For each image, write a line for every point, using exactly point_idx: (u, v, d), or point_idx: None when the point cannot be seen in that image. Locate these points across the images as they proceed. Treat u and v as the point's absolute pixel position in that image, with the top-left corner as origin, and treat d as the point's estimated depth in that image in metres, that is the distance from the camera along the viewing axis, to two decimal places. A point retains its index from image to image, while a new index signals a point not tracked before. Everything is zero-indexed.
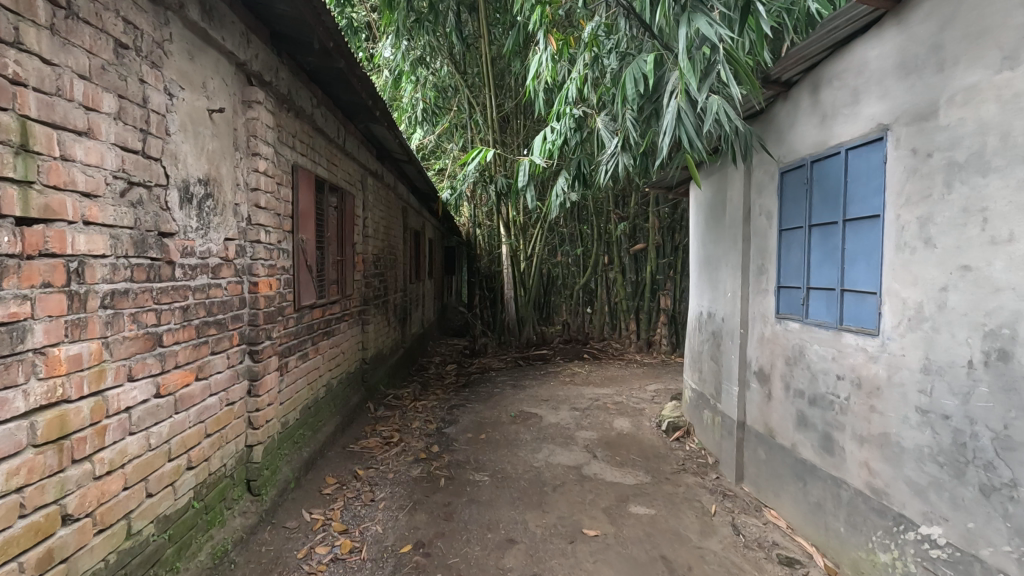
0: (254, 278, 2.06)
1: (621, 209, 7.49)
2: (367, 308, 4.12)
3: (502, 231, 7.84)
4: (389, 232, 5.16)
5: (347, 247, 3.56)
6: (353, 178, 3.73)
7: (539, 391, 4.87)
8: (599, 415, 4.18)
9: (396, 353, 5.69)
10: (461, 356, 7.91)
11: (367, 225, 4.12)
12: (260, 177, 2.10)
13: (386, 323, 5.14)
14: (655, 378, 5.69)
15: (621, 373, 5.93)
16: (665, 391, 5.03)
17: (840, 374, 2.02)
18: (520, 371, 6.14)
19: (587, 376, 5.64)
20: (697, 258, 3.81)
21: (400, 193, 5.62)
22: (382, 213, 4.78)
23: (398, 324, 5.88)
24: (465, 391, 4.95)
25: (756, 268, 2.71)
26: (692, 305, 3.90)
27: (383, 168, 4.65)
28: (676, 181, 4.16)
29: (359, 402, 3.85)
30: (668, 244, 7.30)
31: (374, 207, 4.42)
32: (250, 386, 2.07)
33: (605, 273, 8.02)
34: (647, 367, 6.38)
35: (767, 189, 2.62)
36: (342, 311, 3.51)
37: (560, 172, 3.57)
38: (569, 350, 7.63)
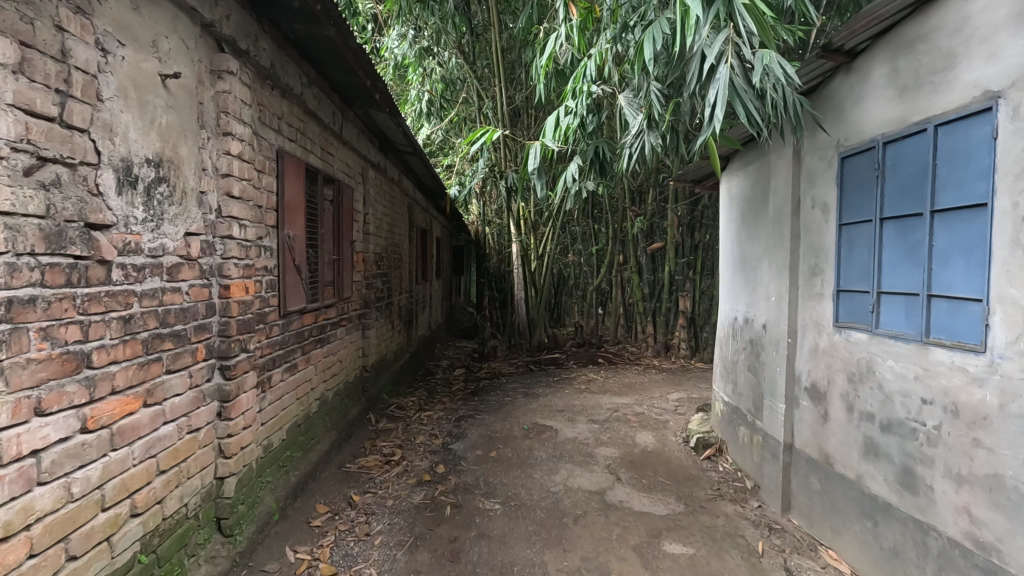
0: (224, 280, 1.74)
1: (638, 206, 7.12)
2: (368, 312, 3.80)
3: (513, 229, 7.51)
4: (392, 230, 4.84)
5: (344, 244, 3.24)
6: (351, 169, 3.41)
7: (553, 400, 4.52)
8: (620, 428, 3.84)
9: (400, 357, 5.38)
10: (469, 359, 7.59)
11: (367, 222, 3.80)
12: (233, 162, 1.77)
13: (391, 327, 4.84)
14: (676, 385, 5.33)
15: (639, 380, 5.58)
16: (689, 400, 4.67)
17: (927, 398, 1.68)
18: (532, 376, 5.80)
19: (604, 383, 5.29)
20: (729, 257, 3.46)
21: (405, 189, 5.30)
22: (385, 209, 4.46)
23: (404, 327, 5.57)
24: (474, 400, 4.62)
25: (808, 269, 2.36)
26: (722, 310, 3.57)
27: (386, 161, 4.34)
28: (704, 172, 3.84)
29: (358, 415, 3.53)
30: (688, 243, 6.90)
31: (376, 202, 4.09)
32: (221, 408, 1.76)
33: (620, 273, 7.66)
34: (667, 374, 6.02)
35: (822, 178, 2.27)
36: (339, 315, 3.20)
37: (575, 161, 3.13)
38: (582, 353, 7.29)
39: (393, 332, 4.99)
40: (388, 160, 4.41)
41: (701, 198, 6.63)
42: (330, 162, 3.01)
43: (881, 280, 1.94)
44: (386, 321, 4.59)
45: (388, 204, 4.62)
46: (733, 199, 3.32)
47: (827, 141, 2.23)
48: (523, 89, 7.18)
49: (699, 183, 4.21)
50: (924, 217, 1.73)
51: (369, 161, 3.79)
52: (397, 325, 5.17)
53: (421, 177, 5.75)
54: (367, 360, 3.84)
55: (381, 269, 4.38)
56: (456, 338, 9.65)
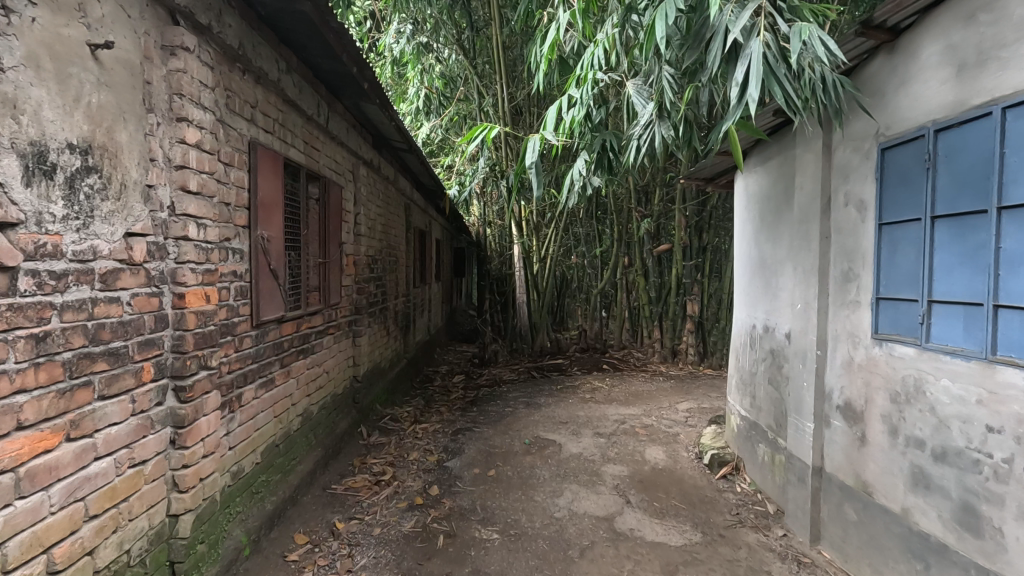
0: (178, 288, 1.51)
1: (644, 206, 6.88)
2: (359, 318, 3.57)
3: (514, 231, 7.27)
4: (387, 231, 4.60)
5: (331, 247, 3.01)
6: (340, 166, 3.19)
7: (556, 411, 4.28)
8: (628, 443, 3.60)
9: (396, 365, 5.15)
10: (470, 365, 7.36)
11: (359, 223, 3.57)
12: (189, 151, 1.54)
13: (386, 333, 4.61)
14: (685, 394, 5.09)
15: (646, 388, 5.34)
16: (700, 411, 4.43)
17: (996, 426, 1.45)
18: (534, 384, 5.56)
19: (609, 392, 5.05)
20: (744, 260, 3.23)
21: (401, 188, 5.06)
22: (379, 209, 4.23)
23: (400, 333, 5.34)
24: (473, 410, 4.38)
25: (841, 274, 2.13)
26: (737, 316, 3.34)
27: (379, 158, 4.11)
28: (717, 171, 3.63)
29: (347, 429, 3.30)
30: (696, 244, 6.63)
31: (368, 202, 3.86)
32: (174, 435, 1.52)
33: (626, 276, 7.41)
34: (675, 381, 5.78)
35: (857, 173, 2.04)
36: (326, 323, 2.98)
37: (579, 155, 2.87)
38: (586, 359, 7.05)
39: (389, 338, 4.76)
40: (382, 158, 4.18)
41: (709, 199, 6.38)
42: (315, 157, 2.78)
43: (932, 288, 1.70)
44: (380, 328, 4.36)
45: (382, 204, 4.39)
46: (750, 197, 3.09)
47: (864, 131, 1.99)
48: (525, 86, 6.95)
49: (711, 181, 3.97)
50: (989, 216, 1.50)
51: (360, 158, 3.56)
52: (392, 331, 4.93)
53: (417, 176, 5.52)
54: (359, 369, 3.61)
55: (375, 272, 4.16)
56: (456, 342, 9.43)
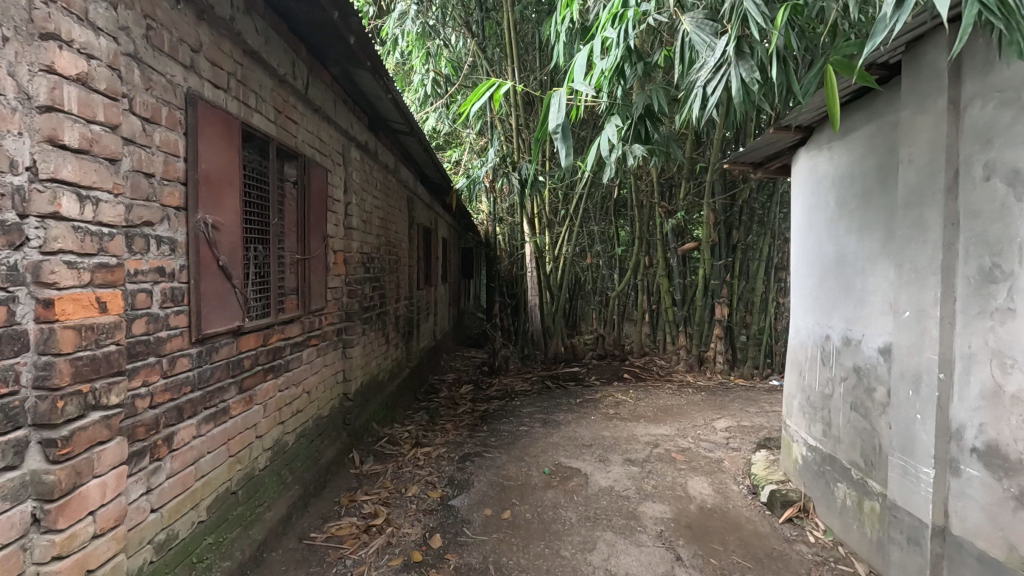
0: (46, 292, 1.00)
1: (668, 201, 6.35)
2: (352, 326, 3.07)
3: (526, 228, 6.74)
4: (386, 226, 4.10)
5: (314, 240, 2.50)
6: (326, 143, 2.69)
7: (578, 430, 3.76)
8: (665, 473, 3.07)
9: (397, 376, 4.63)
10: (479, 373, 6.84)
11: (352, 213, 3.08)
12: (67, 89, 1.04)
13: (385, 341, 4.10)
14: (720, 409, 4.55)
15: (675, 401, 4.80)
16: (741, 431, 3.89)
17: None
18: (550, 396, 5.04)
19: (635, 406, 4.52)
20: (808, 258, 2.69)
21: (402, 179, 4.56)
22: (376, 200, 3.73)
23: (402, 340, 4.83)
24: (483, 428, 3.87)
25: (975, 273, 1.59)
26: (797, 324, 2.81)
27: (375, 142, 3.60)
28: (771, 153, 3.10)
29: (335, 457, 2.79)
30: (725, 243, 6.12)
31: (363, 190, 3.36)
32: (39, 514, 1.01)
33: (647, 277, 6.88)
34: (705, 393, 5.23)
35: (1006, 135, 1.51)
36: (307, 332, 2.48)
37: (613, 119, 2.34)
38: (605, 367, 6.52)
39: (388, 346, 4.26)
40: (378, 142, 3.68)
41: (740, 193, 5.87)
42: (291, 128, 2.28)
43: None
44: (378, 334, 3.86)
45: (381, 195, 3.89)
46: (818, 181, 2.55)
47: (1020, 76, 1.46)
48: (539, 73, 6.42)
49: (758, 168, 3.42)
50: None
51: (352, 138, 3.06)
52: (393, 338, 4.42)
53: (421, 165, 5.03)
54: (352, 385, 3.12)
55: (371, 272, 3.65)
56: (464, 348, 8.90)
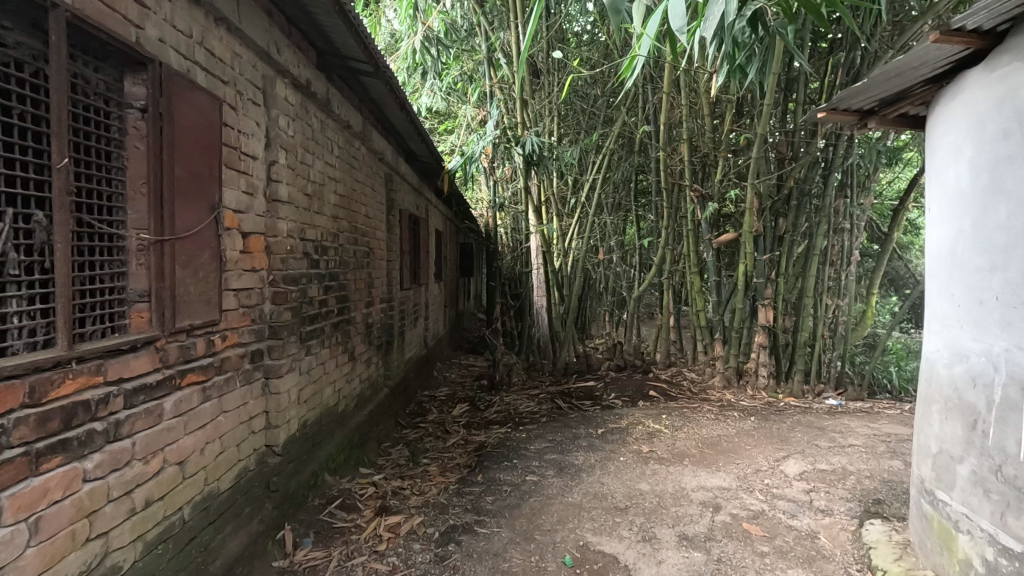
0: None
1: (703, 184, 5.35)
2: (282, 345, 2.10)
3: (532, 217, 5.80)
4: (350, 205, 3.12)
5: (189, 213, 1.50)
6: (221, 59, 1.70)
7: (605, 484, 2.80)
8: (743, 562, 2.08)
9: (370, 401, 3.66)
10: (477, 388, 5.85)
11: (282, 179, 2.10)
12: None
13: (348, 359, 3.12)
14: (781, 444, 3.56)
15: (721, 432, 3.81)
16: (823, 484, 2.90)
17: None
18: (563, 423, 4.05)
19: (672, 441, 3.55)
20: (978, 243, 1.72)
21: (373, 148, 3.57)
22: (330, 168, 2.76)
23: (378, 355, 3.85)
24: (478, 479, 2.90)
25: None
26: (955, 346, 1.82)
27: (326, 87, 2.62)
28: (897, 90, 2.17)
29: (243, 552, 1.82)
30: (771, 234, 5.16)
31: (303, 149, 2.37)
32: None
33: (674, 275, 5.88)
34: (755, 418, 4.23)
35: None
36: (180, 364, 1.50)
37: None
38: (626, 381, 5.52)
39: (355, 366, 3.27)
40: (330, 89, 2.70)
41: (791, 173, 4.95)
42: (125, 6, 1.29)
43: None
44: (336, 350, 2.89)
45: (338, 161, 2.91)
46: (1019, 115, 1.57)
47: None
48: (548, 36, 5.48)
49: (865, 123, 2.44)
50: None
51: (281, 67, 2.08)
52: (362, 354, 3.43)
53: (400, 132, 4.04)
54: (283, 432, 2.14)
55: (323, 266, 2.67)
56: (460, 356, 7.90)
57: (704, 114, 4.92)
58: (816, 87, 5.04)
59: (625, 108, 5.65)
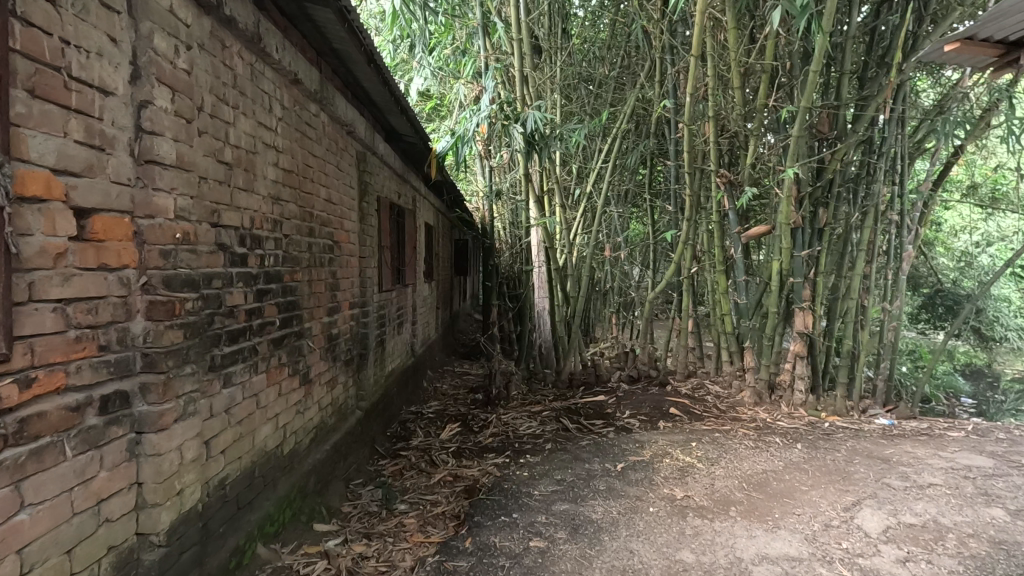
0: None
1: (728, 168, 4.65)
2: (166, 383, 1.39)
3: (533, 208, 5.12)
4: (300, 183, 2.42)
5: None
6: None
7: (636, 554, 2.10)
8: None
9: (335, 431, 2.95)
10: (471, 402, 5.15)
11: (164, 133, 1.40)
12: None
13: (299, 384, 2.42)
14: (843, 485, 2.86)
15: (765, 467, 3.11)
16: (919, 550, 2.20)
17: None
18: (572, 453, 3.35)
19: (708, 482, 2.86)
20: None
21: (336, 113, 2.85)
22: (265, 131, 2.05)
23: (345, 374, 3.14)
24: (465, 546, 2.20)
25: None
26: None
27: (255, 16, 1.91)
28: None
29: None
30: (809, 226, 4.46)
31: (211, 94, 1.66)
32: None
33: (694, 274, 5.19)
34: (802, 445, 3.52)
35: None
36: None
37: None
38: (641, 395, 4.82)
39: (310, 391, 2.57)
40: (263, 21, 1.99)
41: (835, 155, 4.27)
42: None
43: None
44: (278, 375, 2.19)
45: (280, 123, 2.20)
46: None
47: None
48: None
49: (1012, 57, 2.16)
50: None
51: None
52: (321, 374, 2.73)
53: (373, 98, 3.33)
54: (171, 512, 1.44)
55: (253, 264, 1.97)
56: (453, 363, 7.19)
57: (734, 87, 4.23)
58: (862, 56, 4.35)
59: (640, 84, 4.94)
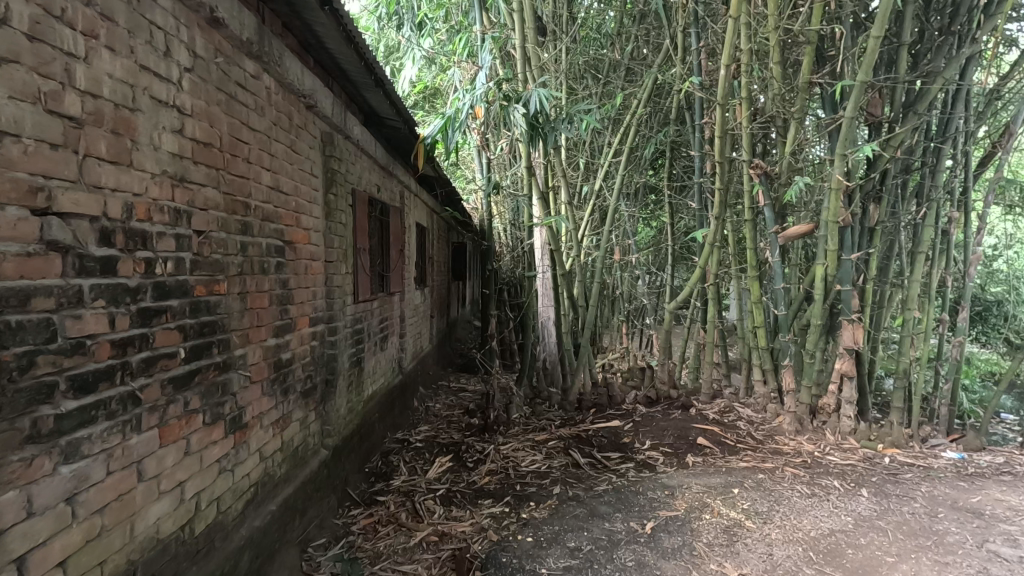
0: None
1: (763, 158, 4.00)
2: None
3: (536, 206, 4.48)
4: (224, 160, 1.79)
5: None
6: None
7: None
8: None
9: (287, 484, 2.32)
10: (465, 427, 4.50)
11: None
12: None
13: (225, 433, 1.81)
14: (937, 555, 2.23)
15: (831, 525, 2.46)
16: None
17: None
18: (587, 505, 2.70)
19: (765, 550, 2.22)
20: None
21: (286, 76, 2.23)
22: (155, 77, 1.43)
23: (303, 408, 2.52)
24: None
25: None
26: None
27: None
28: None
29: None
30: (858, 224, 3.82)
31: (27, 1, 1.05)
32: None
33: (720, 280, 4.53)
34: (867, 491, 2.87)
35: None
36: None
37: None
38: (662, 421, 4.17)
39: (245, 439, 1.95)
40: None
41: (891, 141, 3.63)
42: None
43: None
44: (185, 426, 1.57)
45: (187, 75, 1.58)
46: None
47: None
48: None
49: None
50: None
51: None
52: (264, 415, 2.10)
53: (340, 64, 2.70)
54: None
55: (132, 274, 1.35)
56: (449, 378, 6.54)
57: (773, 61, 3.58)
58: (916, 23, 3.72)
59: (657, 62, 4.32)
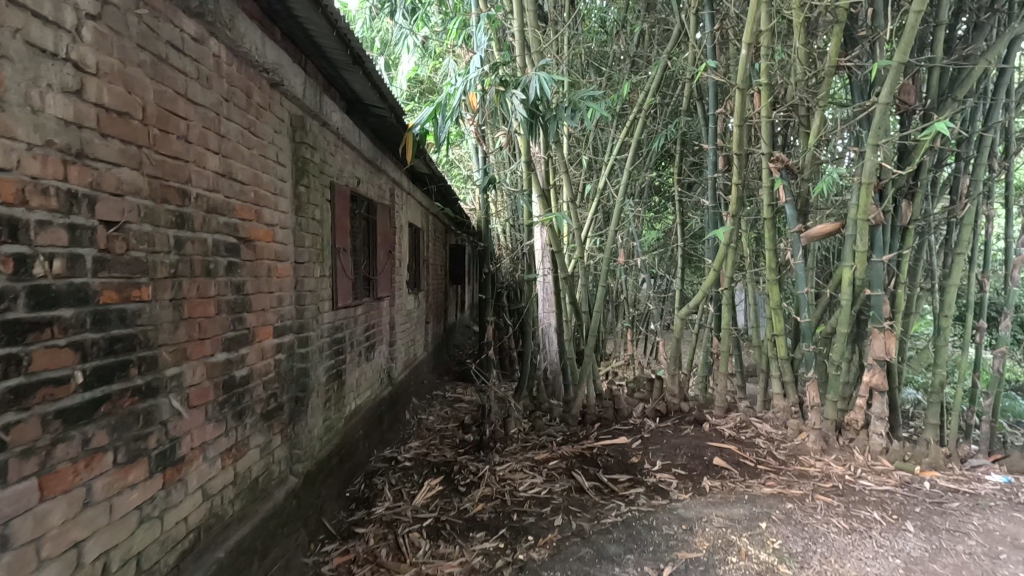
0: None
1: (783, 151, 3.65)
2: None
3: (537, 203, 4.13)
4: (150, 136, 1.45)
5: None
6: None
7: None
8: None
9: (242, 523, 1.97)
10: (458, 443, 4.15)
11: None
12: None
13: (149, 473, 1.46)
14: None
15: (879, 569, 2.11)
16: None
17: None
18: (593, 543, 2.34)
19: None
20: None
21: (240, 43, 1.89)
22: (32, 17, 1.09)
23: (264, 432, 2.17)
24: None
25: None
26: None
27: None
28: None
29: None
30: (889, 222, 3.46)
31: None
32: None
33: (735, 283, 4.18)
34: (912, 524, 2.52)
35: None
36: None
37: None
38: (673, 438, 3.81)
39: (180, 476, 1.60)
40: None
41: (928, 131, 3.28)
42: None
43: None
44: (84, 471, 1.22)
45: (90, 23, 1.24)
46: None
47: None
48: None
49: None
50: None
51: None
52: (208, 445, 1.75)
53: (313, 37, 2.36)
54: None
55: None
56: (444, 388, 6.19)
57: (796, 44, 3.24)
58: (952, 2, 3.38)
59: (666, 48, 3.98)
